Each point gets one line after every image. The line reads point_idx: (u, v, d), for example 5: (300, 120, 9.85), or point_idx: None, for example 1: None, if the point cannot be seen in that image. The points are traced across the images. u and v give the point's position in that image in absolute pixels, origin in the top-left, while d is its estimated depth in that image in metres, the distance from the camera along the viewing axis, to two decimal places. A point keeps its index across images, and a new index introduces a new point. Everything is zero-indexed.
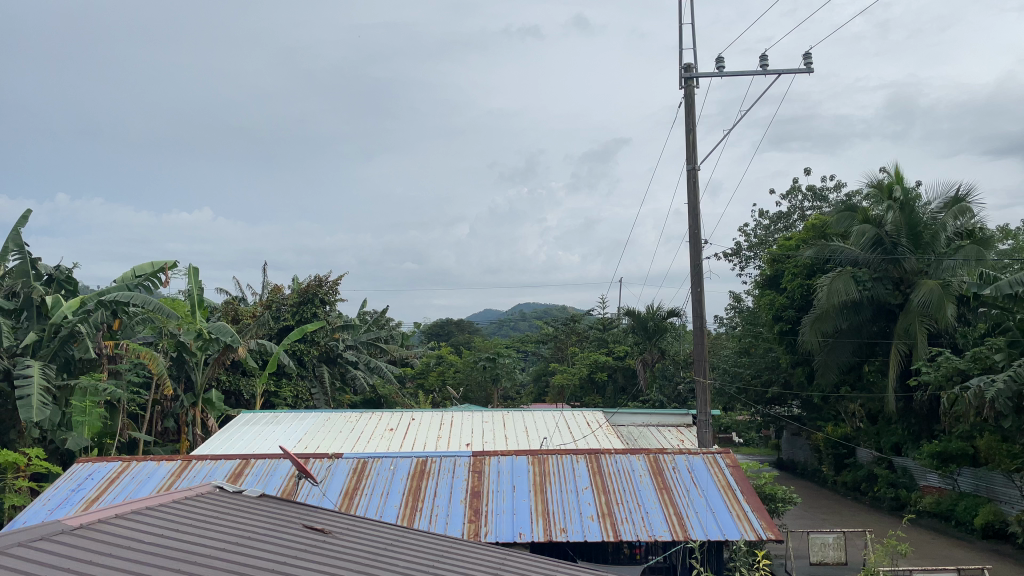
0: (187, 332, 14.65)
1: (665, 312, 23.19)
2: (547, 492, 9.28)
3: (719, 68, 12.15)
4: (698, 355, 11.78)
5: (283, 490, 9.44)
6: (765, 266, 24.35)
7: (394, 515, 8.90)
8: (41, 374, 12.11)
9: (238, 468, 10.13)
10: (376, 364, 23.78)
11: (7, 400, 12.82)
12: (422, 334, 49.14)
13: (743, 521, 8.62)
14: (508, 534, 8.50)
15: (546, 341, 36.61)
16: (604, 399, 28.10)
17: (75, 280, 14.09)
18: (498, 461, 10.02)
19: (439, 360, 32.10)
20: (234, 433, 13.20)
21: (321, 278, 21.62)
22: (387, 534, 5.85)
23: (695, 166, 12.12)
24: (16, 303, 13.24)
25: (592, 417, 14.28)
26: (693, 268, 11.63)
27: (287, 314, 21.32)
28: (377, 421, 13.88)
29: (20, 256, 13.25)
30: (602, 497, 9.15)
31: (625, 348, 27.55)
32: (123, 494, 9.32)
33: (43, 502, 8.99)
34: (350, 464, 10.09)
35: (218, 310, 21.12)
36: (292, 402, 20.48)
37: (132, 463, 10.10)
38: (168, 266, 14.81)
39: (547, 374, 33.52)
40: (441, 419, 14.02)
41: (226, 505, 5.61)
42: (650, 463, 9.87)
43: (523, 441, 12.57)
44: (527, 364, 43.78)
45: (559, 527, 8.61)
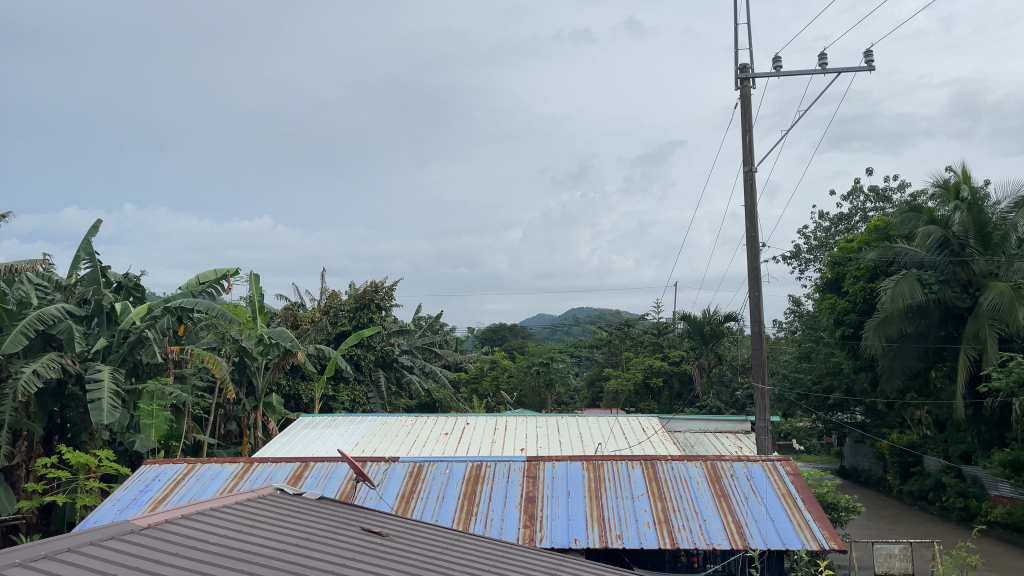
0: (249, 337, 15.12)
1: (722, 317, 22.87)
2: (602, 498, 9.22)
3: (777, 67, 11.96)
4: (757, 360, 11.56)
5: (341, 493, 9.57)
6: (825, 269, 23.79)
7: (449, 519, 8.96)
8: (111, 379, 12.54)
9: (299, 470, 10.31)
10: (431, 368, 24.00)
11: (79, 404, 13.34)
12: (475, 338, 49.38)
13: (804, 530, 8.42)
14: (563, 539, 8.48)
15: (600, 346, 36.39)
16: (660, 404, 27.86)
17: (143, 287, 14.57)
18: (553, 466, 9.99)
19: (493, 364, 32.18)
20: (294, 436, 13.47)
21: (377, 283, 21.90)
22: (444, 538, 5.89)
23: (752, 168, 11.93)
24: (86, 309, 13.73)
25: (648, 423, 14.15)
26: (751, 271, 11.44)
27: (344, 319, 21.66)
28: (432, 425, 14.00)
29: (91, 264, 13.75)
30: (659, 504, 9.04)
31: (680, 353, 27.22)
32: (188, 495, 9.58)
33: (113, 502, 9.31)
34: (406, 467, 10.18)
35: (278, 316, 21.61)
36: (349, 406, 20.81)
37: (197, 464, 10.38)
38: (231, 272, 15.18)
39: (601, 379, 33.34)
40: (495, 424, 14.08)
41: (286, 508, 5.72)
42: (707, 470, 9.72)
43: (578, 446, 12.54)
44: (581, 368, 43.66)
45: (615, 533, 8.54)
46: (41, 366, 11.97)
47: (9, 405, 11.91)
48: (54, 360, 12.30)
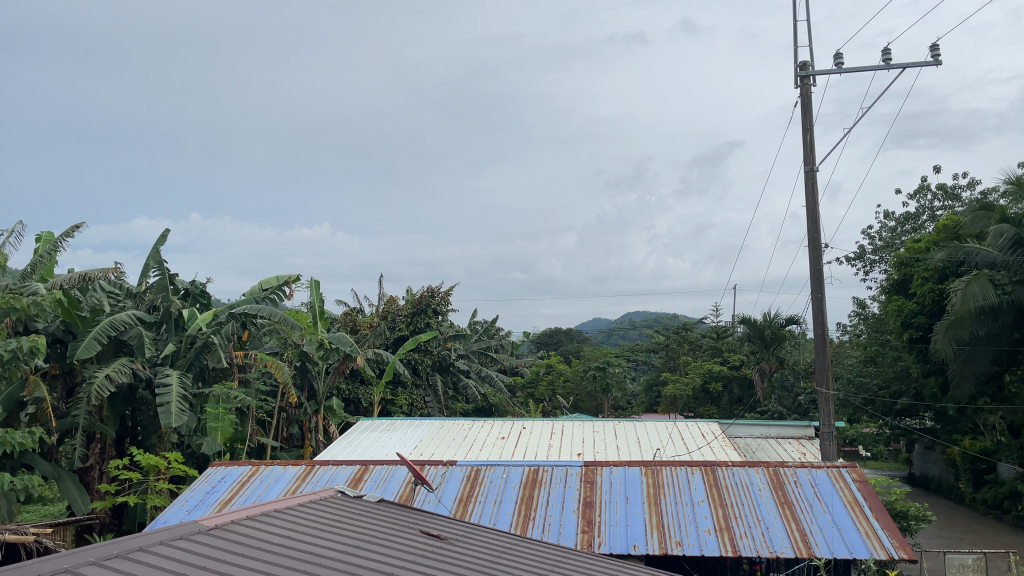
0: (310, 342, 15.41)
1: (783, 320, 22.48)
2: (661, 504, 9.11)
3: (838, 64, 11.68)
4: (820, 364, 11.28)
5: (401, 496, 9.66)
6: (891, 270, 23.09)
7: (507, 524, 8.97)
8: (179, 383, 12.91)
9: (359, 473, 10.45)
10: (487, 373, 24.10)
11: (149, 407, 13.79)
12: (531, 343, 49.37)
13: (871, 539, 8.18)
14: (622, 545, 8.41)
15: (657, 350, 36.00)
16: (719, 410, 27.44)
17: (209, 294, 14.98)
18: (610, 471, 9.91)
19: (549, 369, 32.13)
20: (354, 439, 13.69)
21: (433, 288, 22.09)
22: (502, 542, 5.89)
23: (814, 167, 11.66)
24: (156, 316, 14.17)
25: (707, 428, 13.94)
26: (813, 272, 11.19)
27: (402, 324, 21.91)
28: (489, 429, 14.05)
29: (160, 272, 14.21)
30: (720, 511, 8.89)
31: (740, 357, 26.73)
32: (253, 497, 9.80)
33: (182, 503, 9.59)
34: (464, 471, 10.24)
35: (337, 321, 21.99)
36: (408, 410, 21.02)
37: (261, 467, 10.61)
38: (292, 279, 15.50)
39: (659, 384, 32.99)
40: (552, 428, 14.06)
41: (348, 510, 5.80)
42: (770, 476, 9.51)
43: (635, 451, 12.41)
44: (638, 372, 43.30)
45: (675, 540, 8.43)
46: (113, 371, 12.40)
47: (83, 408, 12.38)
48: (125, 365, 12.72)
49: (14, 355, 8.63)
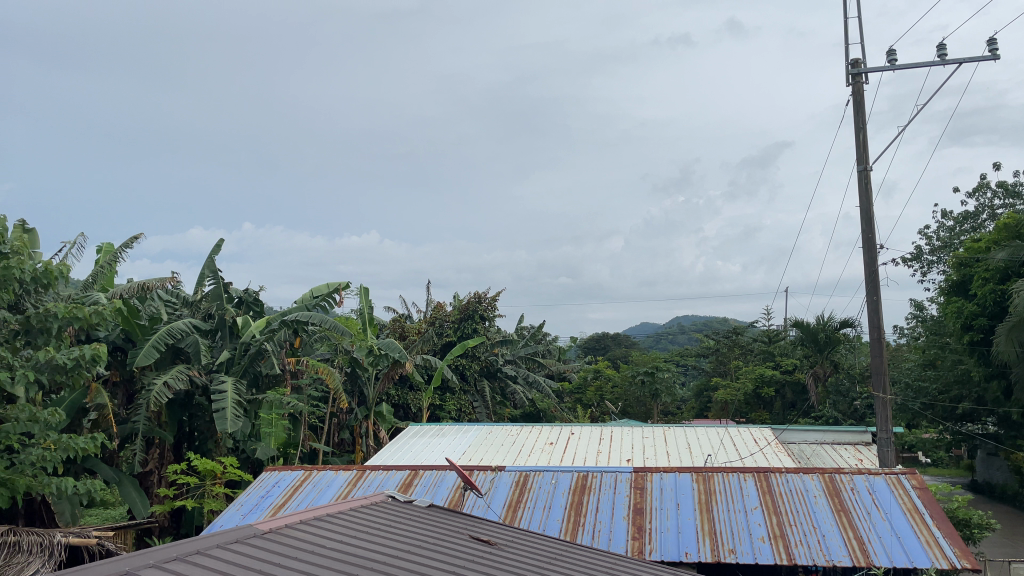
0: (360, 348, 15.62)
1: (837, 323, 21.96)
2: (713, 511, 8.98)
3: (891, 60, 11.42)
4: (877, 368, 11.02)
5: (450, 501, 9.71)
6: (950, 270, 22.42)
7: (557, 530, 8.94)
8: (234, 389, 13.19)
9: (409, 478, 10.53)
10: (535, 378, 24.10)
11: (205, 413, 14.12)
12: (578, 348, 49.24)
13: (933, 547, 7.94)
14: (674, 553, 8.32)
15: (707, 354, 35.57)
16: (772, 414, 26.98)
17: (262, 302, 15.29)
18: (661, 477, 9.80)
19: (597, 374, 31.96)
20: (403, 444, 13.81)
21: (480, 294, 22.16)
22: (552, 548, 5.87)
23: (867, 166, 11.41)
24: (211, 323, 14.48)
25: (760, 434, 13.71)
26: (868, 274, 10.93)
27: (449, 330, 22.05)
28: (537, 435, 14.04)
29: (215, 281, 14.54)
30: (774, 518, 8.73)
31: (794, 361, 26.25)
32: (306, 501, 9.95)
33: (237, 507, 9.77)
34: (513, 477, 10.24)
35: (386, 327, 22.23)
36: (456, 415, 21.11)
37: (313, 472, 10.77)
38: (343, 286, 15.73)
39: (709, 389, 32.57)
40: (601, 434, 13.98)
41: (398, 515, 5.86)
42: (826, 483, 9.31)
43: (686, 458, 12.26)
44: (688, 377, 42.81)
45: (728, 548, 8.30)
46: (170, 378, 12.71)
47: (142, 414, 12.73)
48: (182, 372, 13.03)
49: (77, 363, 8.90)
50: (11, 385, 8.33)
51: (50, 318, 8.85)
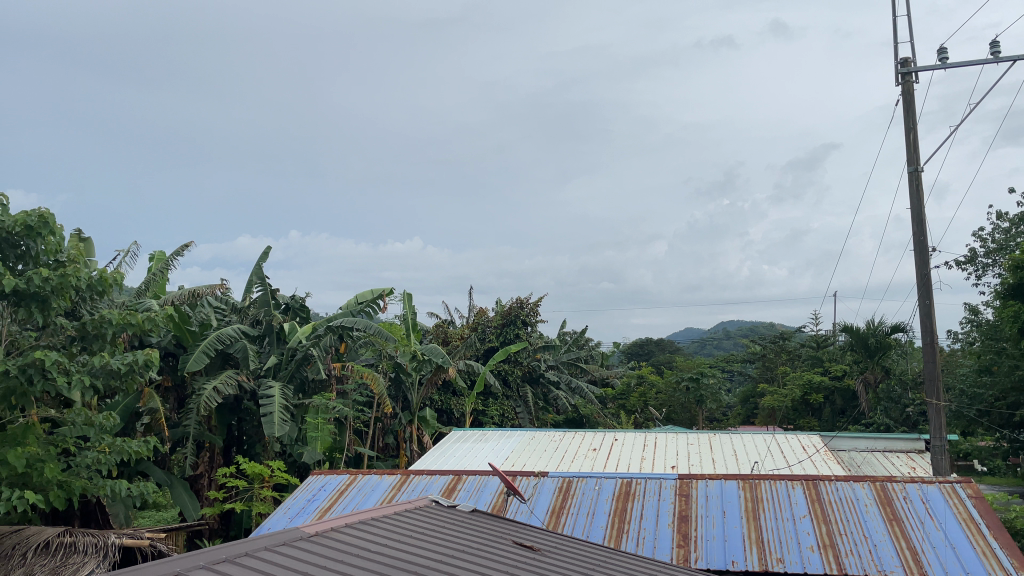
0: (404, 354, 15.77)
1: (888, 328, 21.50)
2: (760, 519, 8.83)
3: (943, 59, 11.15)
4: (930, 375, 10.74)
5: (493, 506, 9.73)
6: (1006, 273, 21.77)
7: (600, 536, 8.89)
8: (281, 394, 13.40)
9: (452, 483, 10.58)
10: (578, 384, 24.05)
11: (253, 417, 14.37)
12: (621, 353, 48.98)
13: (989, 558, 7.71)
14: (720, 561, 8.21)
15: (754, 360, 35.07)
16: (821, 422, 26.45)
17: (308, 308, 15.53)
18: (706, 485, 9.67)
19: (640, 379, 31.70)
20: (446, 449, 13.88)
21: (523, 299, 22.17)
22: (597, 555, 5.84)
23: (918, 167, 11.15)
24: (259, 330, 14.77)
25: (808, 441, 13.46)
26: (921, 278, 10.67)
27: (492, 335, 22.13)
28: (580, 440, 13.98)
29: (263, 288, 14.80)
30: (823, 527, 8.56)
31: (843, 367, 25.68)
32: (351, 505, 10.05)
33: (285, 511, 9.90)
34: (556, 482, 10.21)
35: (429, 333, 22.37)
36: (499, 421, 21.13)
37: (359, 476, 10.88)
38: (387, 292, 15.88)
39: (755, 396, 32.10)
40: (645, 440, 13.86)
41: (442, 519, 5.88)
42: (877, 492, 9.08)
43: (732, 465, 12.08)
44: (734, 383, 42.22)
45: (776, 557, 8.16)
46: (220, 383, 12.95)
47: (193, 418, 13.01)
48: (231, 377, 13.28)
49: (131, 368, 9.14)
50: (67, 390, 8.57)
51: (104, 325, 9.09)
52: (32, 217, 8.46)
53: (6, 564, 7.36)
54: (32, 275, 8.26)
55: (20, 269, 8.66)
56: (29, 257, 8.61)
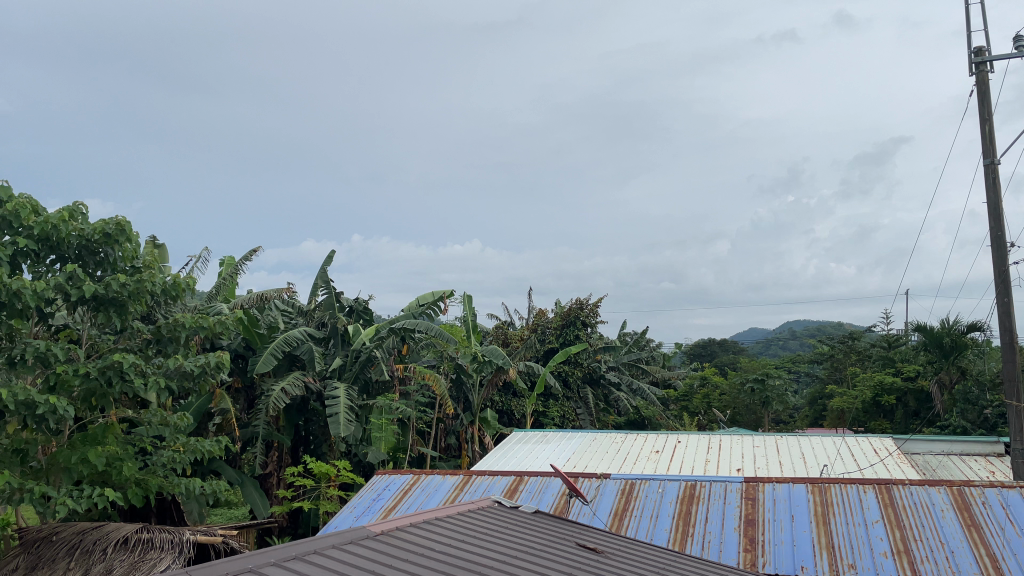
0: (465, 355, 15.88)
1: (964, 327, 20.75)
2: (830, 524, 8.61)
3: (1020, 46, 10.69)
4: (1009, 375, 10.30)
5: (556, 507, 9.73)
6: None
7: (664, 539, 8.79)
8: (346, 395, 13.65)
9: (514, 484, 10.62)
10: (639, 386, 23.89)
11: (320, 418, 14.67)
12: (683, 354, 48.42)
13: None
14: (789, 567, 8.04)
15: (821, 360, 34.23)
16: (893, 424, 25.60)
17: (371, 310, 15.80)
18: (773, 488, 9.48)
19: (703, 381, 31.26)
20: (508, 450, 13.94)
21: (582, 300, 22.07)
22: (662, 558, 5.78)
23: (994, 160, 10.71)
24: (324, 332, 15.09)
25: (880, 444, 13.06)
26: (998, 275, 10.25)
27: (552, 336, 22.12)
28: (643, 442, 13.87)
29: (328, 291, 15.11)
30: (897, 533, 8.29)
31: (916, 368, 24.88)
32: (415, 505, 10.18)
33: (351, 510, 10.09)
34: (618, 485, 10.15)
35: (489, 335, 22.51)
36: (560, 422, 21.10)
37: (422, 476, 11.01)
38: (447, 294, 16.02)
39: (823, 398, 31.32)
40: (709, 442, 13.66)
41: (504, 520, 5.92)
42: (954, 496, 8.75)
43: (800, 468, 11.82)
44: (801, 384, 41.24)
45: (848, 563, 7.96)
46: (288, 384, 13.26)
47: (262, 418, 13.38)
48: (299, 378, 13.58)
49: (204, 370, 9.44)
50: (144, 391, 8.88)
51: (178, 328, 9.42)
52: (110, 224, 8.82)
53: (88, 559, 7.68)
54: (111, 281, 8.61)
55: (100, 274, 9.02)
56: (108, 263, 8.98)
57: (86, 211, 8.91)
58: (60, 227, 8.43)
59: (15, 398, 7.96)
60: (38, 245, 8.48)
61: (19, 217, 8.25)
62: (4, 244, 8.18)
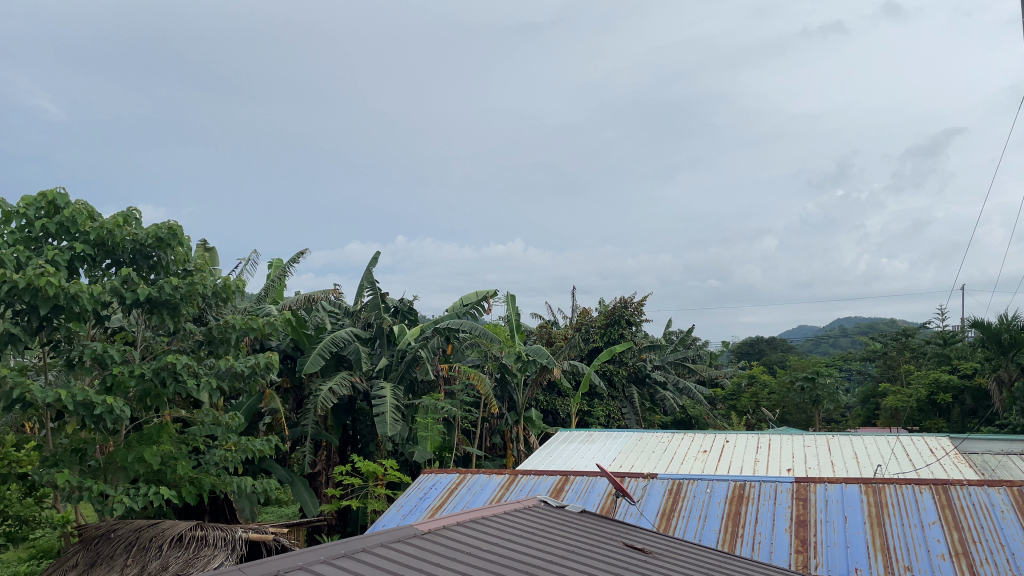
0: (509, 354, 15.90)
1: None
2: (885, 525, 8.42)
3: None
4: None
5: (602, 506, 9.69)
6: None
7: (713, 540, 8.68)
8: (392, 395, 13.78)
9: (560, 483, 10.59)
10: (685, 385, 23.69)
11: (367, 417, 14.84)
12: (729, 352, 47.86)
13: None
14: (842, 568, 7.88)
15: (873, 358, 33.50)
16: (949, 423, 24.88)
17: (416, 310, 15.94)
18: (825, 488, 9.30)
19: (751, 379, 30.83)
20: (554, 450, 13.93)
21: (626, 299, 21.95)
22: (710, 559, 5.71)
23: None
24: (370, 332, 15.27)
25: (936, 443, 12.73)
26: None
27: (596, 335, 22.05)
28: (690, 441, 13.74)
29: (373, 292, 15.28)
30: (955, 534, 8.06)
31: (973, 365, 24.19)
32: (461, 503, 10.22)
33: (398, 508, 10.18)
34: (665, 485, 10.05)
35: (533, 334, 22.53)
36: (606, 421, 21.01)
37: (468, 475, 11.06)
38: (491, 294, 16.06)
39: (876, 396, 30.65)
40: (757, 442, 13.46)
41: (551, 519, 5.91)
42: (1015, 497, 8.47)
43: (852, 468, 11.57)
44: (853, 383, 40.41)
45: (904, 565, 7.76)
46: (336, 384, 13.44)
47: (310, 418, 13.58)
48: (346, 378, 13.75)
49: (254, 370, 9.61)
50: (197, 391, 9.07)
51: (229, 329, 9.63)
52: (163, 228, 9.04)
53: (145, 556, 7.85)
54: (163, 284, 8.83)
55: (153, 277, 9.26)
56: (160, 266, 9.20)
57: (140, 216, 9.16)
58: (114, 232, 8.65)
59: (74, 399, 8.22)
60: (95, 249, 8.73)
61: (76, 223, 8.50)
62: (61, 249, 8.42)
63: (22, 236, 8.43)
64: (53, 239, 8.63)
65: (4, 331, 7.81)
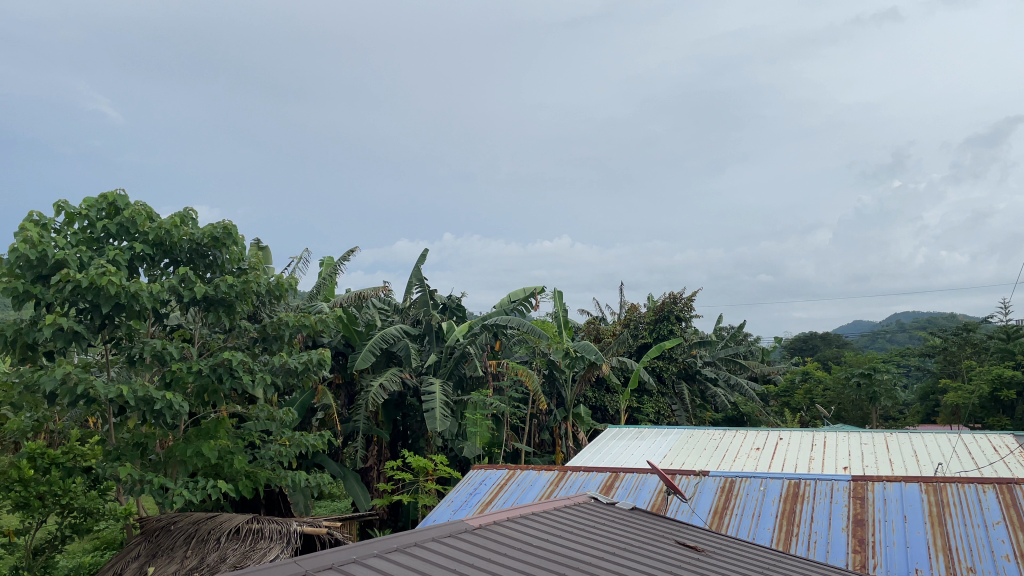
0: (556, 350, 15.88)
1: None
2: (946, 525, 8.18)
3: None
4: None
5: (653, 504, 9.61)
6: None
7: (767, 539, 8.55)
8: (441, 391, 13.88)
9: (610, 480, 10.55)
10: (737, 381, 23.40)
11: (416, 413, 14.98)
12: (782, 348, 47.06)
13: None
14: (902, 569, 7.69)
15: (933, 353, 32.57)
16: (1014, 420, 24.08)
17: (464, 307, 16.04)
18: (883, 487, 9.09)
19: (804, 375, 30.25)
20: (603, 446, 13.87)
21: (675, 294, 21.73)
22: (765, 558, 5.61)
23: None
24: (420, 329, 15.40)
25: (1000, 441, 12.32)
26: None
27: (645, 331, 21.90)
28: (742, 439, 13.54)
29: (422, 289, 15.38)
30: (1021, 535, 7.79)
31: None
32: (511, 499, 10.24)
33: (449, 504, 10.25)
34: (718, 482, 9.93)
35: (581, 330, 22.47)
36: (655, 418, 20.84)
37: (517, 471, 11.08)
38: (539, 290, 16.06)
39: (936, 392, 29.81)
40: (812, 439, 13.20)
41: (602, 516, 5.89)
42: None
43: (911, 466, 11.27)
44: (911, 379, 39.36)
45: (966, 566, 7.54)
46: (386, 380, 13.59)
47: (362, 414, 13.77)
48: (396, 374, 13.88)
49: (306, 366, 9.76)
50: (252, 387, 9.25)
51: (282, 326, 9.82)
52: (218, 228, 9.25)
53: (204, 548, 8.04)
54: (219, 282, 9.02)
55: (209, 276, 9.48)
56: (216, 265, 9.42)
57: (196, 216, 9.38)
58: (172, 232, 8.90)
59: (135, 394, 8.46)
60: (153, 249, 8.97)
61: (135, 223, 8.76)
62: (121, 249, 8.67)
63: (84, 237, 8.70)
64: (114, 239, 8.90)
65: (69, 328, 8.05)
